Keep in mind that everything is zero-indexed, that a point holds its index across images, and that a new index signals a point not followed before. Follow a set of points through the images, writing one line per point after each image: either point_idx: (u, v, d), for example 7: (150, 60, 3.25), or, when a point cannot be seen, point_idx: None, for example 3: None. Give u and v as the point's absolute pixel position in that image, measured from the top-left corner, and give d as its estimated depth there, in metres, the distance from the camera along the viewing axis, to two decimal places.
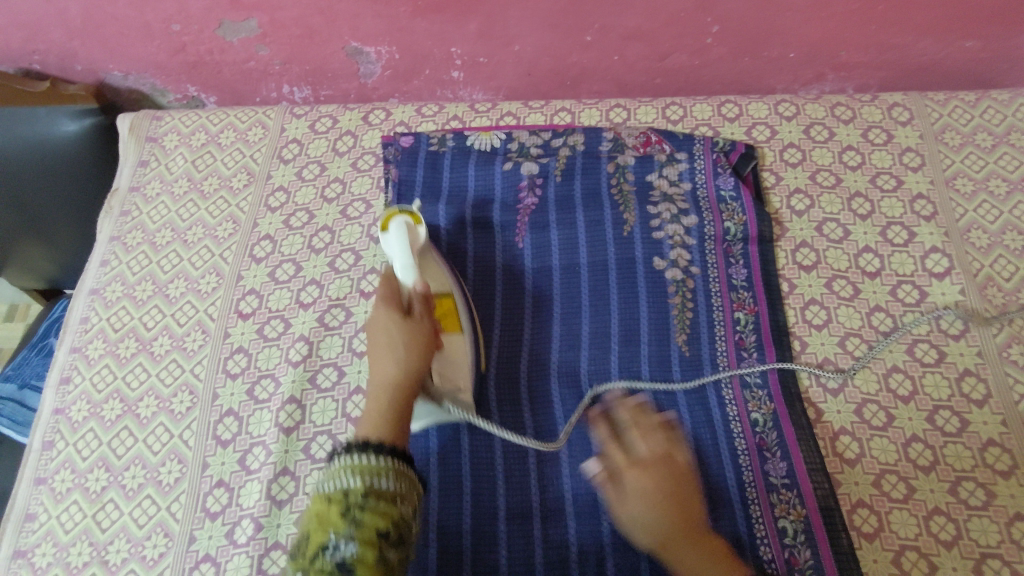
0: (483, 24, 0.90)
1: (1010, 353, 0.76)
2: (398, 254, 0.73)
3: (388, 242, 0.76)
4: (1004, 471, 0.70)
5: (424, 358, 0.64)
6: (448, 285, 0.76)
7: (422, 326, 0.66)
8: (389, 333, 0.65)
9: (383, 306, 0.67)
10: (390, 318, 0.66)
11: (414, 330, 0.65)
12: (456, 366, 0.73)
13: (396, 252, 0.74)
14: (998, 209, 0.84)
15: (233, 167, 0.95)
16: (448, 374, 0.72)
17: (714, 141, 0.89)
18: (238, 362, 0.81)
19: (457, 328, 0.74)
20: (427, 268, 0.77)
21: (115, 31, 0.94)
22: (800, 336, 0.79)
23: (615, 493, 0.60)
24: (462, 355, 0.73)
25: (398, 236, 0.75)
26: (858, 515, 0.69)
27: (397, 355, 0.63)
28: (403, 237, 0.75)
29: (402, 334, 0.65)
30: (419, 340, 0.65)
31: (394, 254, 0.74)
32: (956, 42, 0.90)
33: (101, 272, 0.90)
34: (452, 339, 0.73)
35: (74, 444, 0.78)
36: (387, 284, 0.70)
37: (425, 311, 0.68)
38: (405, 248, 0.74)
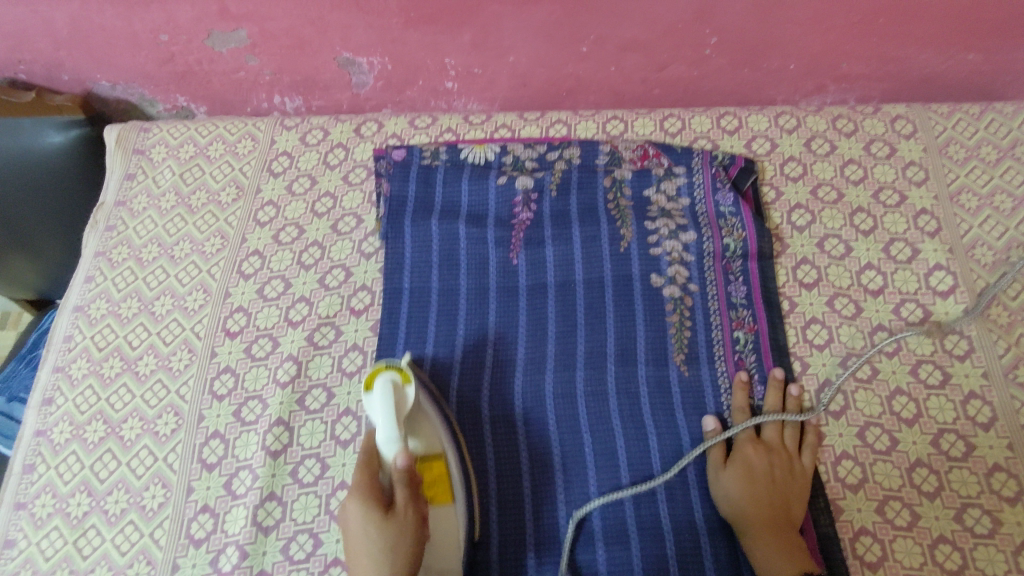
0: (477, 35, 0.88)
1: (1016, 375, 0.74)
2: (383, 424, 0.65)
3: (372, 407, 0.66)
4: (1011, 497, 0.68)
5: (411, 561, 0.60)
6: (439, 445, 0.69)
7: (404, 525, 0.61)
8: (369, 539, 0.60)
9: (360, 503, 0.61)
10: (369, 522, 0.60)
11: (395, 534, 0.60)
12: (447, 546, 0.66)
13: (382, 420, 0.65)
14: (1004, 225, 0.82)
15: (221, 180, 0.93)
16: (438, 555, 0.66)
17: (713, 154, 0.87)
18: (224, 383, 0.79)
19: (448, 497, 0.67)
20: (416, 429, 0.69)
21: (102, 40, 0.92)
22: (801, 356, 0.77)
23: (711, 473, 0.71)
24: (453, 534, 0.67)
25: (385, 407, 0.65)
26: (861, 542, 0.68)
27: (379, 567, 0.59)
28: (389, 404, 0.66)
29: (381, 541, 0.60)
30: (401, 541, 0.60)
31: (379, 423, 0.65)
32: (960, 53, 0.88)
33: (85, 288, 0.88)
34: (442, 513, 0.67)
35: (55, 467, 0.76)
36: (365, 472, 0.64)
37: (408, 498, 0.62)
38: (391, 421, 0.65)
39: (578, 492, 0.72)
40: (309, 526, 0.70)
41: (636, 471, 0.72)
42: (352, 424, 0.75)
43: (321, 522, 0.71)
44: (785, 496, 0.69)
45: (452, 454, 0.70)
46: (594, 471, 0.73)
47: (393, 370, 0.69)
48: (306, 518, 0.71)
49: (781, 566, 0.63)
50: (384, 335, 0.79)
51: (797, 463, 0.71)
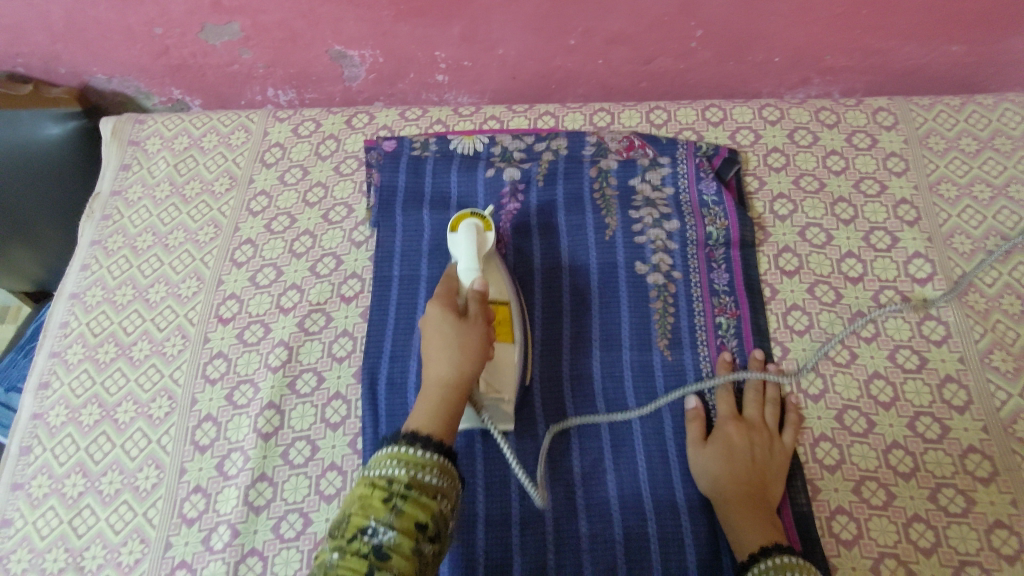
0: (466, 28, 0.90)
1: (991, 359, 0.75)
2: (466, 255, 0.72)
3: (457, 245, 0.74)
4: (984, 477, 0.70)
5: (480, 355, 0.64)
6: (506, 294, 0.75)
7: (477, 327, 0.65)
8: (444, 334, 0.64)
9: (439, 307, 0.66)
10: (445, 318, 0.65)
11: (468, 331, 0.65)
12: (505, 373, 0.72)
13: (464, 253, 0.73)
14: (982, 214, 0.84)
15: (215, 171, 0.95)
16: (496, 379, 0.71)
17: (697, 145, 0.89)
18: (217, 367, 0.80)
19: (509, 337, 0.73)
20: (489, 272, 0.76)
21: (97, 34, 0.94)
22: (782, 341, 0.79)
23: (692, 450, 0.72)
24: (510, 366, 0.72)
25: (468, 240, 0.73)
26: (837, 521, 0.69)
27: (450, 350, 0.63)
28: (473, 241, 0.73)
29: (455, 334, 0.64)
30: (472, 340, 0.64)
31: (461, 257, 0.72)
32: (941, 46, 0.90)
33: (81, 276, 0.90)
34: (503, 349, 0.72)
35: (51, 449, 0.78)
36: (445, 285, 0.70)
37: (479, 311, 0.67)
38: (472, 254, 0.72)
39: (563, 473, 0.73)
40: (300, 506, 0.72)
41: (619, 452, 0.74)
42: (342, 407, 0.77)
43: (311, 502, 0.72)
44: (764, 474, 0.70)
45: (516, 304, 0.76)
46: (578, 452, 0.74)
47: (476, 217, 0.78)
48: (296, 498, 0.72)
49: (750, 537, 0.65)
50: (374, 322, 0.81)
51: (778, 441, 0.72)
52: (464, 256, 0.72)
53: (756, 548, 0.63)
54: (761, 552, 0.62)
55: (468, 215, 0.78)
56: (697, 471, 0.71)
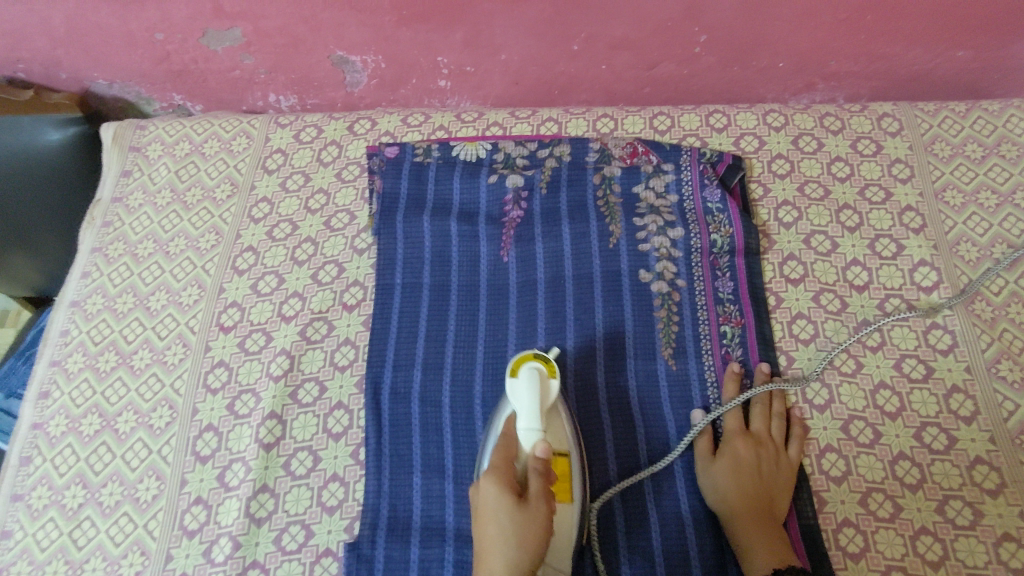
0: (469, 33, 0.89)
1: (999, 369, 0.75)
2: (526, 410, 0.65)
3: (517, 392, 0.68)
4: (992, 490, 0.69)
5: (539, 555, 0.56)
6: (566, 444, 0.68)
7: (537, 518, 0.57)
8: (499, 526, 0.57)
9: (494, 482, 0.59)
10: (501, 507, 0.57)
11: (527, 523, 0.57)
12: (564, 542, 0.64)
13: (525, 404, 0.66)
14: (988, 221, 0.83)
15: (216, 177, 0.95)
16: (555, 553, 0.64)
17: (701, 152, 0.88)
18: (218, 376, 0.80)
19: (568, 496, 0.66)
20: (550, 424, 0.68)
21: (98, 39, 0.94)
22: (787, 351, 0.78)
23: (700, 465, 0.72)
24: (567, 534, 0.65)
25: (531, 393, 0.66)
26: (844, 534, 0.69)
27: (506, 547, 0.56)
28: (535, 395, 0.66)
29: (511, 526, 0.56)
30: (531, 533, 0.56)
31: (521, 409, 0.66)
32: (947, 51, 0.89)
33: (81, 284, 0.89)
34: (562, 510, 0.65)
35: (51, 460, 0.78)
36: (502, 455, 0.63)
37: (540, 489, 0.59)
38: (533, 410, 0.65)
39: None
40: (302, 517, 0.72)
41: (624, 464, 0.73)
42: (344, 417, 0.76)
43: (313, 513, 0.72)
44: (770, 489, 0.69)
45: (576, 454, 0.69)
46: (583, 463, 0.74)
47: (540, 360, 0.71)
48: (298, 509, 0.72)
49: (758, 554, 0.64)
50: (376, 330, 0.80)
51: (785, 455, 0.71)
52: (524, 410, 0.65)
53: (766, 567, 0.62)
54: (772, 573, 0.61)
55: (530, 359, 0.71)
56: (705, 488, 0.70)
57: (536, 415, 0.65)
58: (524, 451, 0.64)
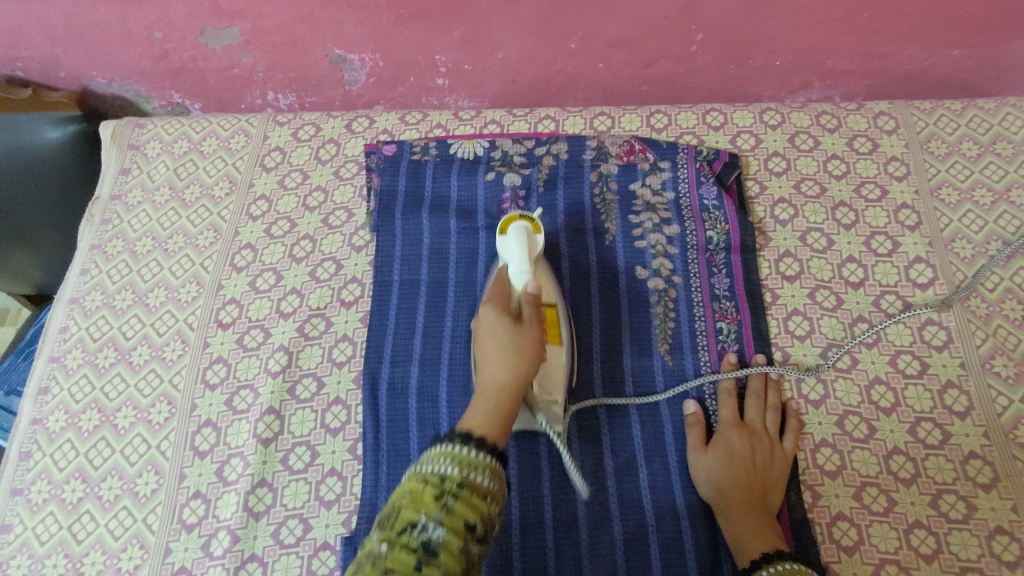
0: (466, 32, 0.90)
1: (993, 365, 0.75)
2: (516, 258, 0.70)
3: (506, 246, 0.72)
4: (985, 483, 0.69)
5: (535, 363, 0.63)
6: (553, 297, 0.75)
7: (532, 336, 0.64)
8: (498, 339, 0.63)
9: (494, 311, 0.65)
10: (500, 325, 0.64)
11: (524, 339, 0.63)
12: (555, 377, 0.71)
13: (514, 257, 0.71)
14: (983, 219, 0.84)
15: (215, 175, 0.95)
16: (545, 384, 0.71)
17: (697, 150, 0.89)
18: (217, 372, 0.80)
19: (557, 338, 0.73)
20: (538, 273, 0.74)
21: (97, 38, 0.94)
22: (783, 346, 0.79)
23: (692, 455, 0.72)
24: (557, 368, 0.72)
25: (520, 242, 0.71)
26: (838, 527, 0.69)
27: (506, 358, 0.61)
28: (523, 242, 0.71)
29: (511, 341, 0.62)
30: (527, 347, 0.63)
31: (512, 256, 0.71)
32: (942, 50, 0.90)
33: (80, 281, 0.90)
34: (553, 351, 0.72)
35: (51, 455, 0.78)
36: (496, 290, 0.70)
37: (533, 316, 0.65)
38: (523, 254, 0.70)
39: (563, 479, 0.73)
40: (299, 512, 0.72)
41: (620, 458, 0.74)
42: (342, 413, 0.77)
43: (310, 507, 0.72)
44: (764, 480, 0.70)
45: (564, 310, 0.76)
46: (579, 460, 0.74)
47: (525, 220, 0.75)
48: (296, 504, 0.72)
49: (750, 543, 0.64)
50: (374, 326, 0.80)
51: (779, 447, 0.72)
52: (515, 256, 0.70)
53: (756, 554, 0.63)
54: (760, 559, 0.62)
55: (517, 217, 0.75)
56: (698, 477, 0.71)
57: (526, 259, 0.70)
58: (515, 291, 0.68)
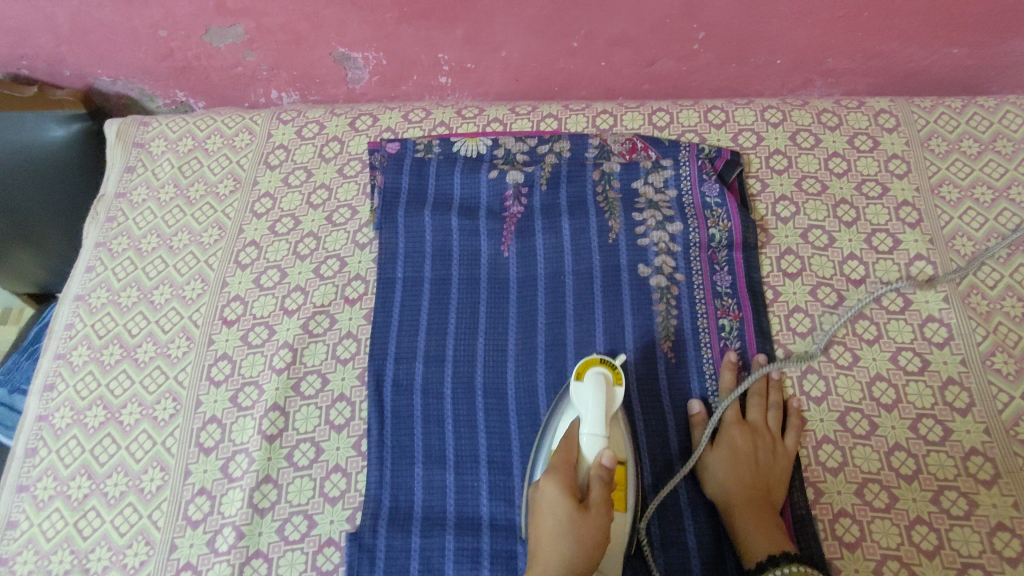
0: (470, 30, 0.90)
1: (993, 361, 0.75)
2: (591, 418, 0.65)
3: (582, 395, 0.67)
4: (987, 480, 0.70)
5: (593, 556, 0.59)
6: (624, 453, 0.68)
7: (596, 524, 0.60)
8: (557, 522, 0.60)
9: (557, 486, 0.62)
10: (562, 505, 0.61)
11: (586, 528, 0.59)
12: (614, 549, 0.65)
13: (589, 413, 0.65)
14: (983, 216, 0.84)
15: (219, 173, 0.95)
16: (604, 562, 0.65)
17: (700, 148, 0.89)
18: (221, 369, 0.81)
19: (624, 504, 0.66)
20: (612, 431, 0.69)
21: (102, 36, 0.94)
22: (785, 344, 0.79)
23: (698, 453, 0.73)
24: (619, 541, 0.66)
25: (597, 398, 0.66)
26: (841, 524, 0.69)
27: (561, 546, 0.59)
28: (601, 400, 0.66)
29: (568, 526, 0.59)
30: (588, 539, 0.59)
31: (586, 415, 0.65)
32: (943, 48, 0.90)
33: (85, 279, 0.90)
34: (618, 520, 0.65)
35: (56, 451, 0.78)
36: (563, 456, 0.64)
37: (601, 499, 0.61)
38: (600, 416, 0.65)
39: None
40: (304, 508, 0.72)
41: None
42: (346, 409, 0.77)
43: (315, 504, 0.73)
44: (767, 479, 0.70)
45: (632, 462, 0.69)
46: None
47: (604, 365, 0.69)
48: (301, 500, 0.73)
49: (756, 542, 0.65)
50: (378, 323, 0.81)
51: (781, 445, 0.72)
52: (590, 418, 0.65)
53: (763, 555, 0.63)
54: (768, 560, 0.62)
55: (597, 361, 0.70)
56: (703, 479, 0.72)
57: (603, 425, 0.65)
58: (586, 460, 0.64)
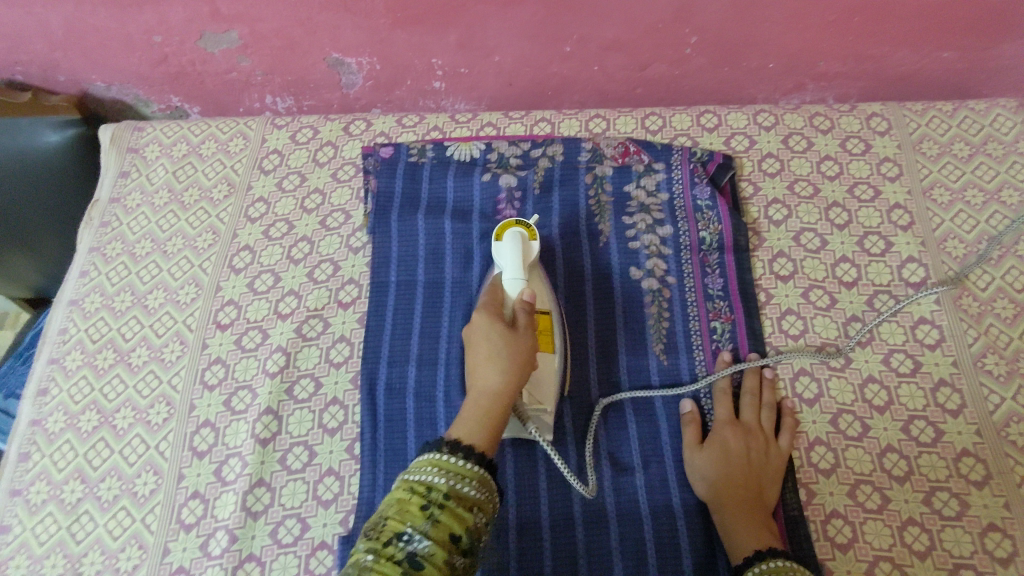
0: (463, 35, 0.91)
1: (985, 363, 0.76)
2: (511, 264, 0.71)
3: (501, 251, 0.72)
4: (978, 481, 0.70)
5: (527, 369, 0.63)
6: (547, 303, 0.74)
7: (525, 340, 0.64)
8: (491, 342, 0.63)
9: (486, 315, 0.65)
10: (493, 327, 0.64)
11: (518, 343, 0.64)
12: (546, 383, 0.70)
13: (509, 263, 0.71)
14: (975, 219, 0.85)
15: (213, 178, 0.96)
16: (536, 391, 0.70)
17: (692, 151, 0.90)
18: (215, 373, 0.81)
19: (550, 346, 0.72)
20: (533, 281, 0.74)
21: (96, 42, 0.95)
22: (777, 346, 0.79)
23: (687, 453, 0.72)
24: (549, 376, 0.70)
25: (514, 249, 0.72)
26: (833, 525, 0.70)
27: (496, 360, 0.62)
28: (518, 249, 0.72)
29: (504, 344, 0.63)
30: (520, 349, 0.63)
31: (506, 264, 0.71)
32: (935, 52, 0.91)
33: (80, 283, 0.90)
34: (545, 358, 0.71)
35: (50, 456, 0.78)
36: (490, 296, 0.69)
37: (529, 321, 0.66)
38: (518, 261, 0.71)
39: (560, 477, 0.73)
40: (297, 511, 0.72)
41: (615, 457, 0.74)
42: (339, 413, 0.77)
43: (308, 507, 0.73)
44: (759, 478, 0.70)
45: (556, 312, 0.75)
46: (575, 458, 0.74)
47: (520, 226, 0.76)
48: (294, 503, 0.73)
49: (746, 542, 0.65)
50: (371, 327, 0.81)
51: (774, 445, 0.72)
52: (509, 264, 0.71)
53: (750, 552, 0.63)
54: (753, 558, 0.62)
55: (513, 222, 0.76)
56: (693, 475, 0.71)
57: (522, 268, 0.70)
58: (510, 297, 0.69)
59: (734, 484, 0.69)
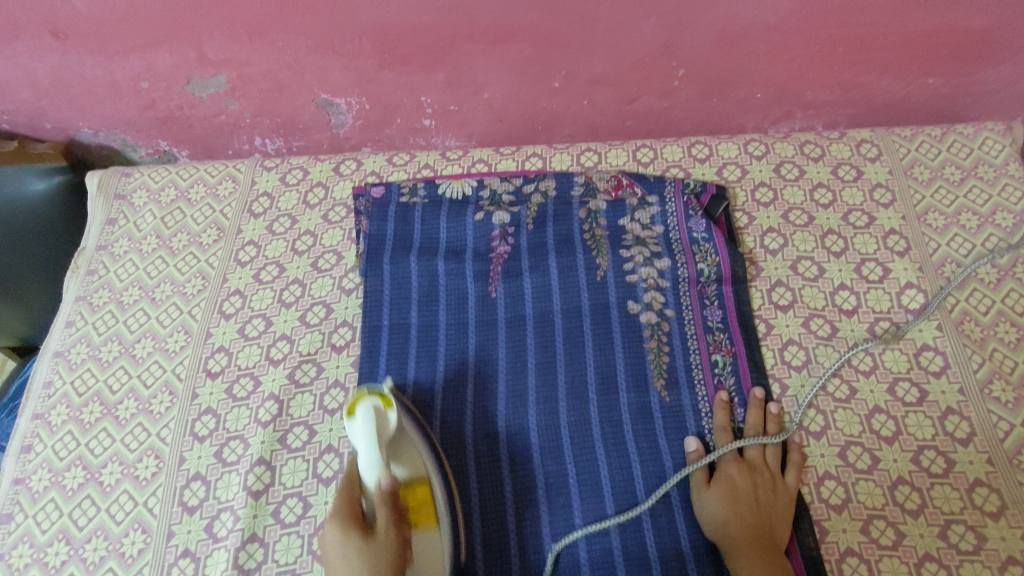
0: (452, 73, 0.91)
1: (991, 390, 0.74)
2: (365, 447, 0.64)
3: (354, 434, 0.65)
4: (993, 512, 0.68)
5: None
6: (421, 467, 0.69)
7: (386, 544, 0.60)
8: (349, 564, 0.59)
9: (338, 527, 0.61)
10: (347, 542, 0.60)
11: (376, 554, 0.59)
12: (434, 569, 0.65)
13: (364, 445, 0.64)
14: (971, 242, 0.84)
15: (202, 222, 0.94)
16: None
17: (685, 183, 0.89)
18: (205, 424, 0.78)
19: (432, 521, 0.67)
20: (399, 451, 0.69)
21: (83, 89, 0.94)
22: (780, 378, 0.78)
23: (695, 493, 0.71)
24: (436, 555, 0.65)
25: (367, 428, 0.64)
26: (848, 564, 0.67)
27: None
28: (372, 429, 0.65)
29: (362, 564, 0.58)
30: (379, 563, 0.58)
31: (361, 448, 0.64)
32: (920, 78, 0.92)
33: (65, 333, 0.88)
34: (426, 536, 0.66)
35: (33, 516, 0.75)
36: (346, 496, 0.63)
37: (388, 519, 0.61)
38: (372, 445, 0.64)
39: (564, 523, 0.71)
40: (292, 567, 0.69)
41: (620, 500, 0.72)
42: (334, 461, 0.75)
43: (303, 562, 0.70)
44: (771, 516, 0.68)
45: (436, 476, 0.70)
46: (578, 500, 0.72)
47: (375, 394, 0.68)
48: (289, 559, 0.70)
49: None
50: (364, 373, 0.79)
51: (782, 483, 0.70)
52: (363, 448, 0.64)
53: None
54: None
55: (365, 392, 0.68)
56: (702, 518, 0.69)
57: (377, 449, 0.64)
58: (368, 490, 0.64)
59: (743, 525, 0.67)
